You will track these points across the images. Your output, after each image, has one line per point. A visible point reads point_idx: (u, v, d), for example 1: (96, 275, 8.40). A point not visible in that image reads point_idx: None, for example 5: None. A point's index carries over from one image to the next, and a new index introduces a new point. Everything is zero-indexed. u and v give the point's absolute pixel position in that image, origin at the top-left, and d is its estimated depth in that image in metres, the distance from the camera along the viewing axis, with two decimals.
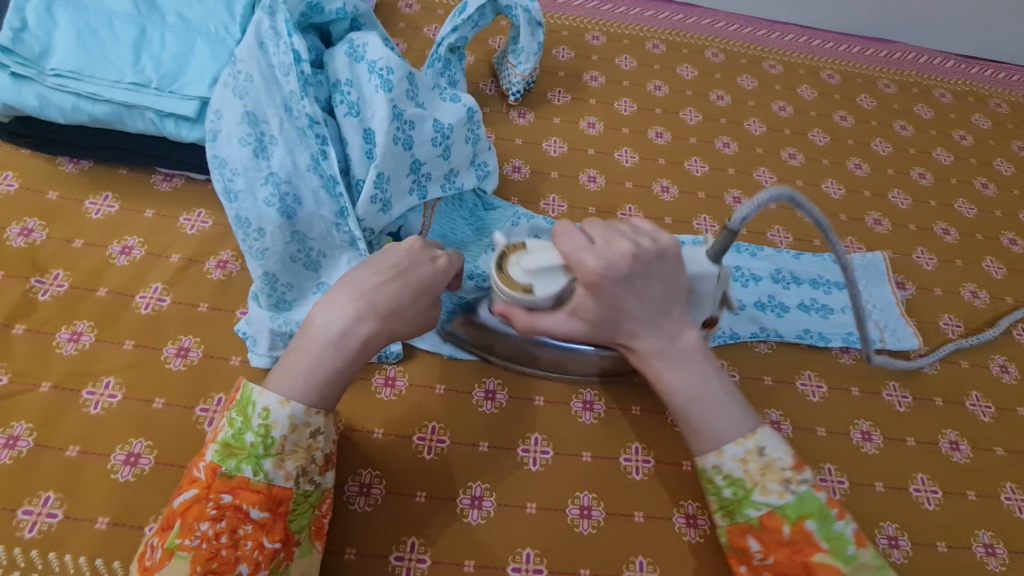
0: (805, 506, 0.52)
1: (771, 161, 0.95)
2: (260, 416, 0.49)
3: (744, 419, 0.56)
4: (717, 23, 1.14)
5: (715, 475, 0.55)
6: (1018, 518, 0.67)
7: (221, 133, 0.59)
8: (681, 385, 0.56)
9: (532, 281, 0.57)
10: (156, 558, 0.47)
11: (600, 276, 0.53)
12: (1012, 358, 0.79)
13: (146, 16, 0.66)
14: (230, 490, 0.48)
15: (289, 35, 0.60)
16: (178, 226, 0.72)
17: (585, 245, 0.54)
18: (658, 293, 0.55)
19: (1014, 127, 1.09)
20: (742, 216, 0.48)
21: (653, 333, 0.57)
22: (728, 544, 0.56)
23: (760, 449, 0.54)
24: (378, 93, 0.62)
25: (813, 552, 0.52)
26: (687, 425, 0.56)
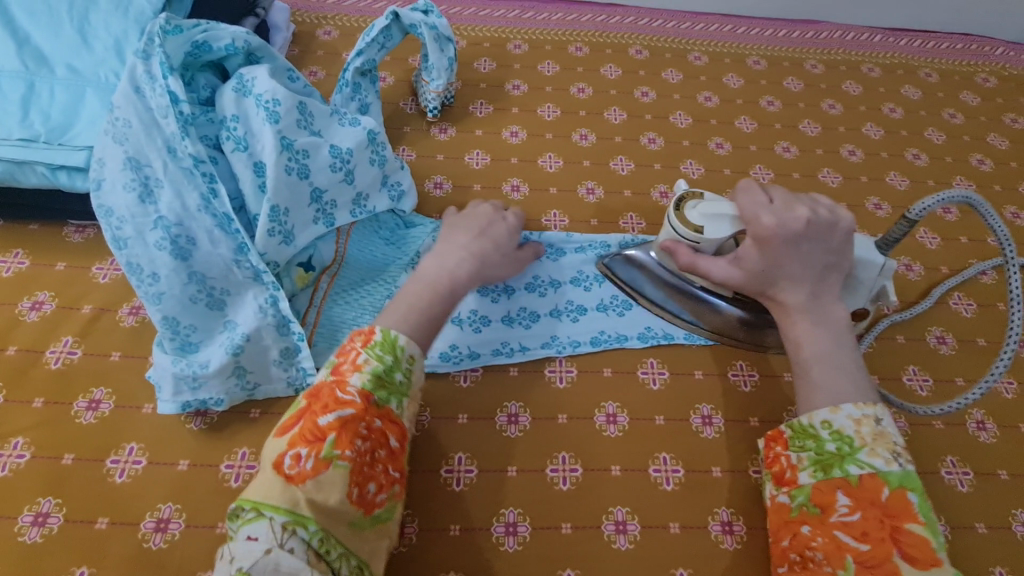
0: (910, 480, 0.53)
1: (698, 152, 0.95)
2: (409, 360, 0.56)
3: (868, 393, 0.57)
4: (641, 21, 1.13)
5: (822, 430, 0.57)
6: (959, 492, 0.66)
7: (106, 181, 0.61)
8: (810, 340, 0.60)
9: (704, 223, 0.63)
10: (306, 466, 0.49)
11: (775, 231, 0.60)
12: (946, 328, 0.78)
13: (33, 71, 0.66)
14: (379, 416, 0.53)
15: (164, 77, 0.62)
16: (90, 276, 0.71)
17: (766, 209, 0.61)
18: (821, 261, 0.60)
19: (945, 95, 1.09)
20: (925, 206, 0.58)
21: (808, 288, 0.60)
22: (804, 503, 0.56)
23: (878, 419, 0.56)
24: (265, 126, 0.64)
25: (906, 521, 0.51)
26: (803, 378, 0.59)
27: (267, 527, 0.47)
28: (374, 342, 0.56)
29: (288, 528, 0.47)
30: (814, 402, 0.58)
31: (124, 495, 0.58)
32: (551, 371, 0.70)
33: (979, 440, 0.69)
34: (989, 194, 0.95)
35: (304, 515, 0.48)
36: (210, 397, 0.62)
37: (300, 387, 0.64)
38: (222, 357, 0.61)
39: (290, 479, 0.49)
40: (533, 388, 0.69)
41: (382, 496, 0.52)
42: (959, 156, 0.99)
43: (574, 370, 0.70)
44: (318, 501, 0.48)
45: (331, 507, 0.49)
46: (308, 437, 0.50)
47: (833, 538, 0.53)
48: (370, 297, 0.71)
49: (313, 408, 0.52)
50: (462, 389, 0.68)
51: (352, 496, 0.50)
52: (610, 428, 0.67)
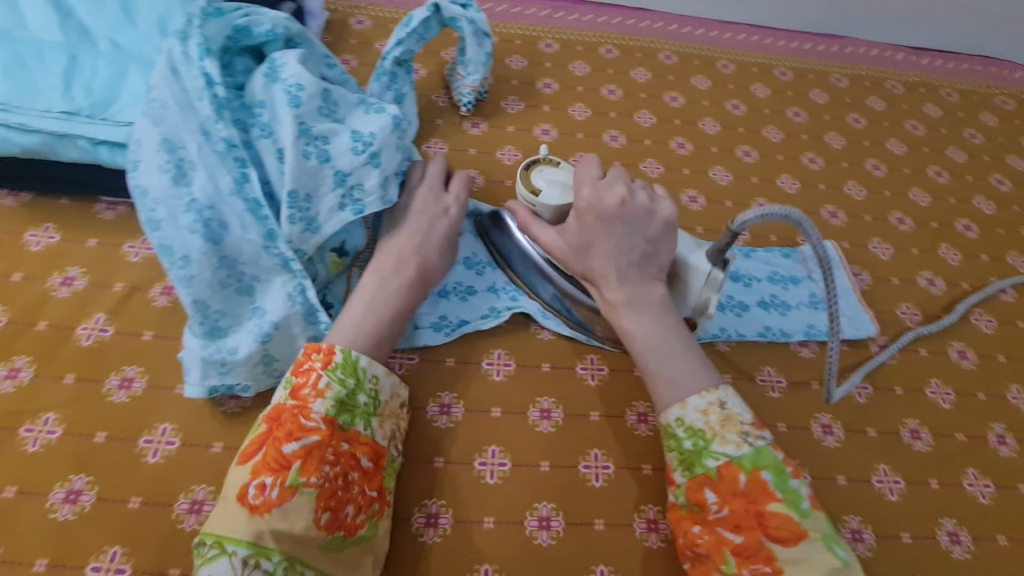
0: (762, 458, 0.55)
1: (726, 159, 0.96)
2: (372, 380, 0.58)
3: (706, 376, 0.59)
4: (669, 26, 1.14)
5: (678, 429, 0.58)
6: (981, 504, 0.67)
7: (142, 162, 0.58)
8: (640, 331, 0.61)
9: (542, 188, 0.68)
10: (270, 495, 0.49)
11: (590, 207, 0.63)
12: (968, 343, 0.79)
13: (75, 44, 0.65)
14: (346, 440, 0.54)
15: (199, 59, 0.60)
16: (122, 254, 0.70)
17: (589, 181, 0.65)
18: (637, 246, 0.63)
19: (966, 115, 1.10)
20: (744, 220, 0.56)
21: (626, 279, 0.62)
22: (686, 503, 0.56)
23: (722, 404, 0.57)
24: (286, 111, 0.62)
25: (767, 501, 0.53)
26: (645, 370, 0.61)
27: (228, 562, 0.47)
28: (335, 364, 0.56)
29: (251, 561, 0.48)
30: (663, 397, 0.59)
31: (158, 477, 0.58)
32: (582, 369, 0.70)
33: (999, 454, 0.71)
34: (1008, 214, 0.97)
35: (269, 545, 0.48)
36: (237, 383, 0.60)
37: None
38: (251, 344, 0.60)
39: (254, 509, 0.49)
40: (565, 385, 0.69)
41: (355, 519, 0.53)
42: (979, 175, 1.01)
43: (605, 368, 0.71)
44: (285, 531, 0.49)
45: (298, 534, 0.49)
46: (272, 466, 0.51)
47: (715, 534, 0.54)
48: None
49: (277, 435, 0.53)
50: (495, 383, 0.68)
51: (320, 523, 0.50)
52: (641, 427, 0.67)
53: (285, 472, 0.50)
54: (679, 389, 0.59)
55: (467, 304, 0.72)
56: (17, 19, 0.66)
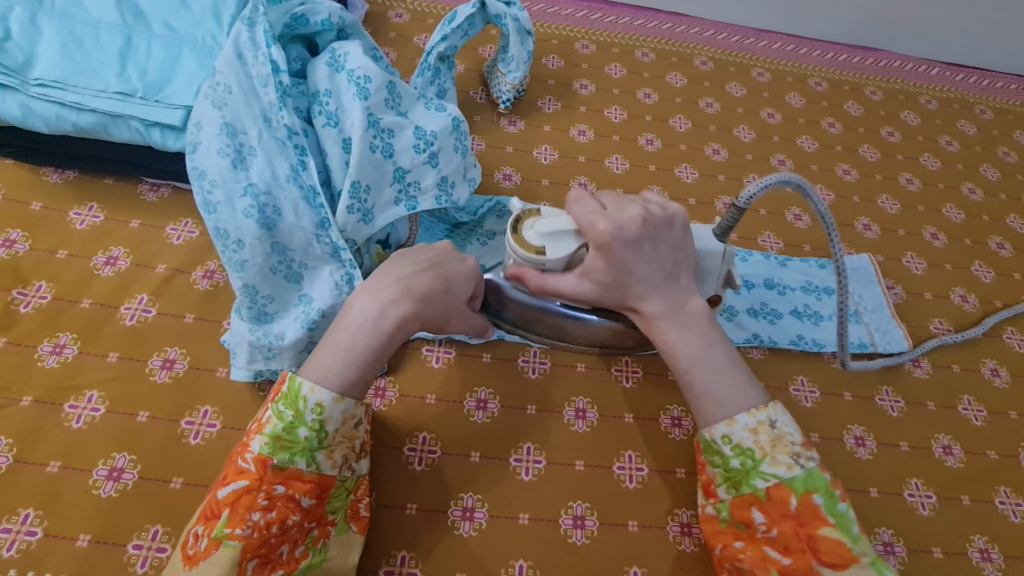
0: (813, 481, 0.51)
1: (760, 167, 0.96)
2: (314, 411, 0.49)
3: (752, 388, 0.55)
4: (705, 32, 1.14)
5: (724, 446, 0.54)
6: (1012, 523, 0.67)
7: (201, 144, 0.58)
8: (685, 347, 0.57)
9: (545, 242, 0.57)
10: (200, 546, 0.47)
11: (613, 235, 0.56)
12: (1001, 361, 0.79)
13: (132, 25, 0.65)
14: (281, 481, 0.49)
15: (266, 46, 0.60)
16: (165, 236, 0.71)
17: (600, 212, 0.57)
18: (667, 257, 0.58)
19: (1000, 133, 1.10)
20: (749, 194, 0.53)
21: (663, 293, 0.58)
22: (728, 518, 0.55)
23: (772, 421, 0.53)
24: (354, 102, 0.62)
25: (818, 525, 0.51)
26: (689, 387, 0.56)
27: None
28: (280, 395, 0.51)
29: None
30: (710, 414, 0.55)
31: (199, 458, 0.58)
32: (617, 371, 0.71)
33: None
34: None
35: None
36: (281, 369, 0.61)
37: None
38: (298, 331, 0.60)
39: (187, 558, 0.47)
40: (600, 385, 0.69)
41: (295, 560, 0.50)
42: (1013, 194, 1.01)
43: (640, 370, 0.71)
44: None
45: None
46: (207, 512, 0.48)
47: (759, 552, 0.53)
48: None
49: (220, 475, 0.50)
50: (531, 381, 0.68)
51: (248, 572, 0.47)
52: (675, 431, 0.68)
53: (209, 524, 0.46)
54: (726, 404, 0.54)
55: None
56: None
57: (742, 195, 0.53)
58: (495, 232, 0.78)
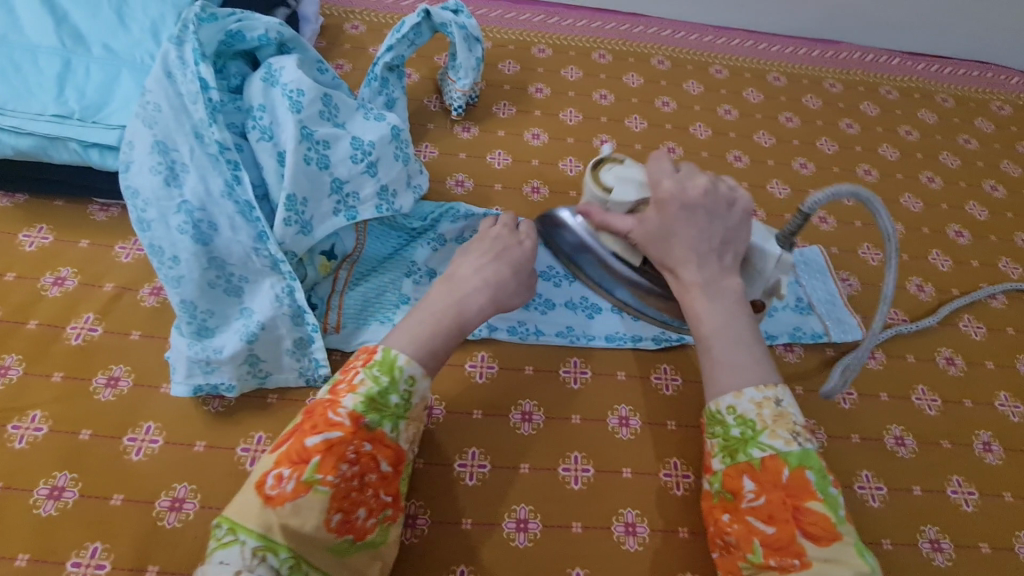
0: (808, 459, 0.51)
1: (716, 164, 0.96)
2: (407, 381, 0.54)
3: (767, 370, 0.56)
4: (664, 32, 1.14)
5: (726, 416, 0.55)
6: (964, 512, 0.67)
7: (133, 163, 0.59)
8: (710, 316, 0.58)
9: (614, 185, 0.63)
10: (286, 488, 0.48)
11: (673, 197, 0.60)
12: (956, 349, 0.79)
13: (70, 49, 0.66)
14: (369, 440, 0.52)
15: (195, 64, 0.60)
16: (113, 255, 0.72)
17: (669, 176, 0.61)
18: (718, 232, 0.59)
19: (960, 121, 1.10)
20: (816, 200, 0.56)
21: (706, 263, 0.59)
22: (720, 490, 0.54)
23: (779, 400, 0.54)
24: (287, 115, 0.63)
25: (807, 499, 0.50)
26: (704, 354, 0.58)
27: (239, 551, 0.46)
28: (373, 362, 0.54)
29: (259, 554, 0.47)
30: (717, 381, 0.56)
31: (141, 474, 0.59)
32: (565, 372, 0.70)
33: (984, 461, 0.70)
34: (1002, 220, 0.96)
35: (276, 540, 0.48)
36: (221, 382, 0.61)
37: (312, 378, 0.64)
38: (237, 344, 0.61)
39: (269, 500, 0.48)
40: (547, 387, 0.69)
41: (364, 522, 0.51)
42: (973, 181, 1.01)
43: (588, 371, 0.71)
44: (295, 529, 0.48)
45: (306, 533, 0.48)
46: (293, 458, 0.50)
47: (745, 524, 0.52)
48: (389, 277, 0.74)
49: (303, 427, 0.52)
50: (477, 385, 0.68)
51: (329, 523, 0.49)
52: (622, 431, 0.67)
53: (303, 468, 0.48)
54: (736, 374, 0.55)
55: None
56: (14, 24, 0.67)
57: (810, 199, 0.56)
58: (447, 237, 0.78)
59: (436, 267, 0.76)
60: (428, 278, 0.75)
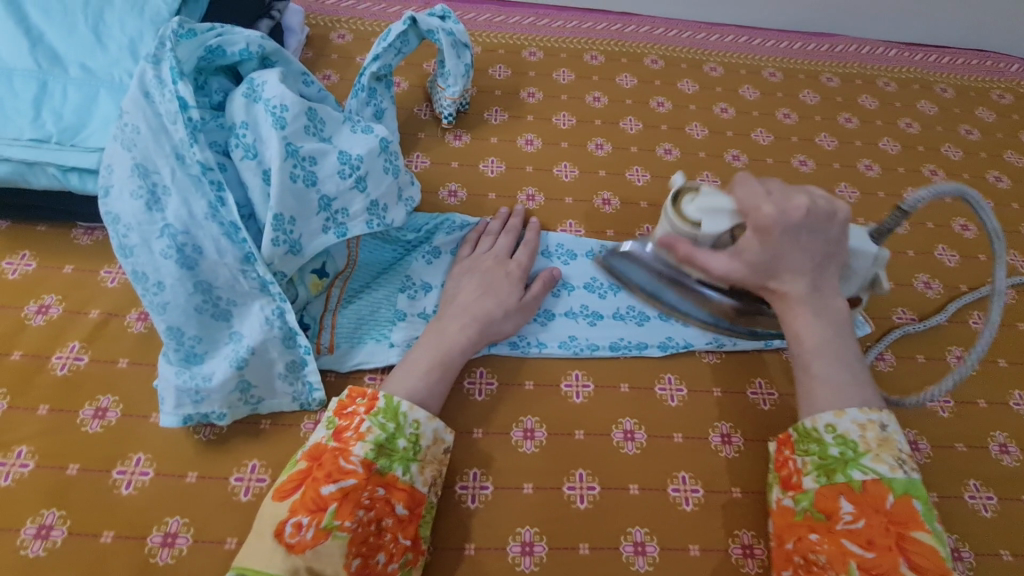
0: (914, 488, 0.52)
1: (714, 164, 0.94)
2: (413, 426, 0.57)
3: (871, 394, 0.56)
4: (656, 30, 1.12)
5: (826, 434, 0.55)
6: (983, 517, 0.65)
7: (113, 188, 0.57)
8: (811, 336, 0.57)
9: (702, 218, 0.59)
10: (305, 536, 0.49)
11: (775, 221, 0.57)
12: (967, 348, 0.77)
13: (46, 70, 0.64)
14: (382, 485, 0.54)
15: (173, 82, 0.59)
16: (98, 280, 0.70)
17: (766, 198, 0.58)
18: (819, 251, 0.58)
19: (961, 111, 1.08)
20: (918, 196, 0.61)
21: (806, 281, 0.58)
22: (808, 509, 0.54)
23: (883, 424, 0.54)
24: (271, 132, 0.61)
25: (912, 528, 0.50)
26: (803, 373, 0.58)
27: None
28: (377, 409, 0.56)
29: None
30: (817, 401, 0.56)
31: (132, 509, 0.57)
32: (567, 386, 0.68)
33: (1002, 464, 0.68)
34: (1008, 212, 0.94)
35: None
36: (211, 411, 0.59)
37: (306, 402, 0.62)
38: (227, 371, 0.59)
39: (289, 548, 0.49)
40: (549, 403, 0.67)
41: (384, 566, 0.52)
42: (976, 172, 0.99)
43: (591, 384, 0.69)
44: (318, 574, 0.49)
45: None
46: (310, 505, 0.51)
47: (838, 545, 0.51)
48: (384, 292, 0.72)
49: (314, 476, 0.53)
50: (477, 403, 0.66)
51: (349, 568, 0.50)
52: (628, 445, 0.65)
53: (320, 514, 0.50)
54: (841, 396, 0.56)
55: None
56: None
57: (910, 196, 0.61)
58: (441, 249, 0.76)
59: (431, 281, 0.73)
60: (423, 292, 0.73)
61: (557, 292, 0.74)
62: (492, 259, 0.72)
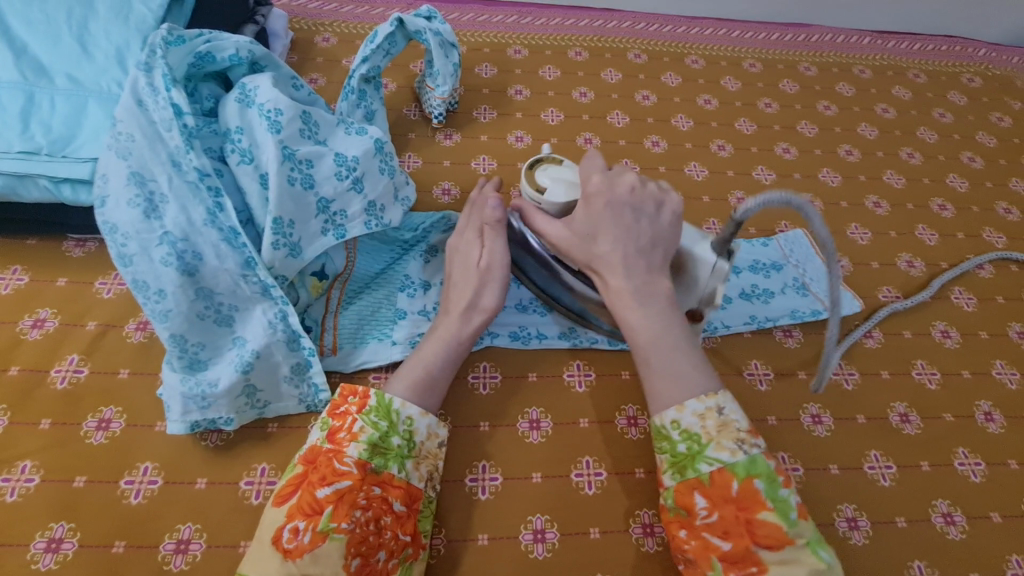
0: (756, 466, 0.50)
1: (701, 154, 0.96)
2: (406, 423, 0.57)
3: (704, 377, 0.54)
4: (638, 25, 1.14)
5: (673, 430, 0.53)
6: (972, 483, 0.67)
7: (109, 197, 0.57)
8: (645, 326, 0.55)
9: (548, 184, 0.61)
10: (303, 540, 0.48)
11: (599, 193, 0.57)
12: (950, 322, 0.80)
13: (33, 81, 0.63)
14: (377, 483, 0.53)
15: (167, 89, 0.58)
16: (94, 292, 0.69)
17: (600, 171, 0.59)
18: (646, 231, 0.57)
19: (934, 96, 1.11)
20: (746, 210, 0.52)
21: (631, 268, 0.56)
22: (674, 506, 0.53)
23: (720, 409, 0.52)
24: (266, 136, 0.61)
25: (758, 510, 0.49)
26: (643, 365, 0.56)
27: None
28: (369, 407, 0.56)
29: None
30: (660, 396, 0.54)
31: (142, 518, 0.57)
32: (569, 376, 0.70)
33: (987, 431, 0.71)
34: (982, 191, 0.97)
35: None
36: (218, 417, 0.59)
37: (312, 403, 0.63)
38: (232, 376, 0.59)
39: (285, 554, 0.48)
40: (552, 394, 0.68)
41: (385, 563, 0.52)
42: (951, 154, 1.02)
43: (592, 373, 0.70)
44: None
45: None
46: (305, 509, 0.50)
47: (702, 540, 0.51)
48: (384, 292, 0.72)
49: (308, 479, 0.52)
50: (482, 397, 0.67)
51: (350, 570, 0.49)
52: (632, 431, 0.67)
53: (317, 518, 0.49)
54: (678, 386, 0.54)
55: None
56: None
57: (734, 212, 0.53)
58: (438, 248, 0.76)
59: (430, 279, 0.74)
60: (422, 290, 0.73)
61: None
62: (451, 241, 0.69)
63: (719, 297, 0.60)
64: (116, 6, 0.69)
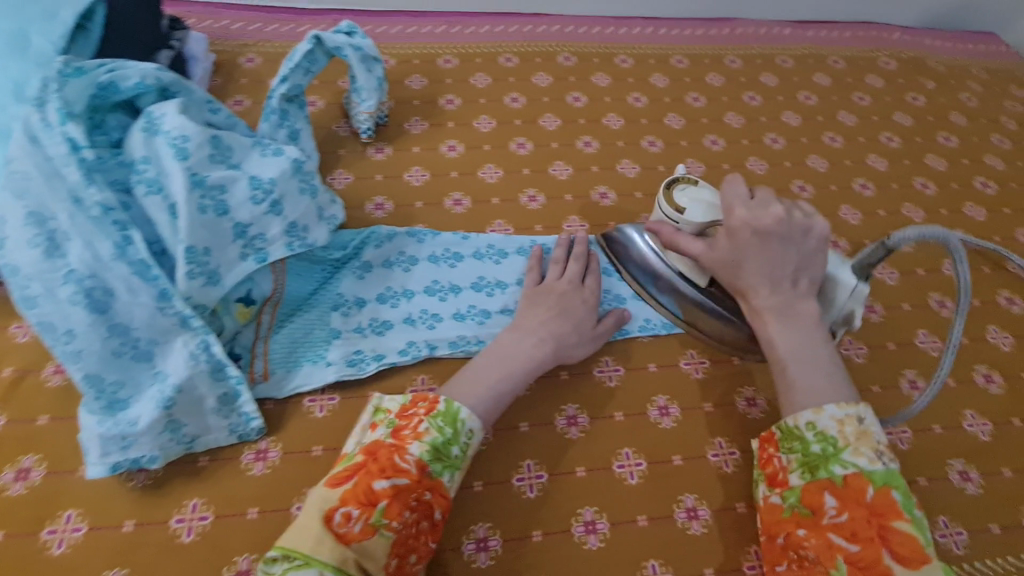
0: (893, 479, 0.53)
1: (633, 152, 0.98)
2: (468, 435, 0.57)
3: (845, 389, 0.57)
4: (566, 28, 1.15)
5: (806, 431, 0.56)
6: (900, 450, 0.70)
7: (8, 239, 0.55)
8: (784, 339, 0.59)
9: (688, 206, 0.66)
10: (354, 528, 0.49)
11: (744, 222, 0.60)
12: (875, 298, 0.83)
13: None
14: (430, 488, 0.54)
15: (63, 124, 0.57)
16: (7, 337, 0.66)
17: (742, 202, 0.62)
18: (793, 257, 0.60)
19: (853, 80, 1.16)
20: (904, 237, 0.57)
21: (775, 289, 0.60)
22: (795, 505, 0.55)
23: (861, 418, 0.55)
24: (172, 164, 0.59)
25: (894, 519, 0.51)
26: (779, 375, 0.60)
27: None
28: (437, 411, 0.57)
29: None
30: (796, 403, 0.58)
31: (66, 569, 0.54)
32: None
33: (912, 399, 0.74)
34: (901, 169, 1.01)
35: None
36: (142, 455, 0.57)
37: (243, 433, 0.62)
38: (153, 412, 0.57)
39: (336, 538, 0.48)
40: None
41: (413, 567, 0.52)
42: (870, 135, 1.06)
43: None
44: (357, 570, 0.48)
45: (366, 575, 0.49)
46: (362, 498, 0.50)
47: (825, 540, 0.52)
48: (316, 313, 0.71)
49: (368, 469, 0.52)
50: None
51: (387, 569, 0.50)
52: (572, 430, 0.67)
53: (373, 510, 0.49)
54: (818, 395, 0.57)
55: (384, 339, 0.71)
56: None
57: (894, 236, 0.57)
58: (372, 264, 0.77)
59: (364, 295, 0.74)
60: (357, 307, 0.73)
61: (493, 292, 0.77)
62: (563, 284, 0.73)
63: (857, 320, 0.63)
64: (12, 42, 0.67)
